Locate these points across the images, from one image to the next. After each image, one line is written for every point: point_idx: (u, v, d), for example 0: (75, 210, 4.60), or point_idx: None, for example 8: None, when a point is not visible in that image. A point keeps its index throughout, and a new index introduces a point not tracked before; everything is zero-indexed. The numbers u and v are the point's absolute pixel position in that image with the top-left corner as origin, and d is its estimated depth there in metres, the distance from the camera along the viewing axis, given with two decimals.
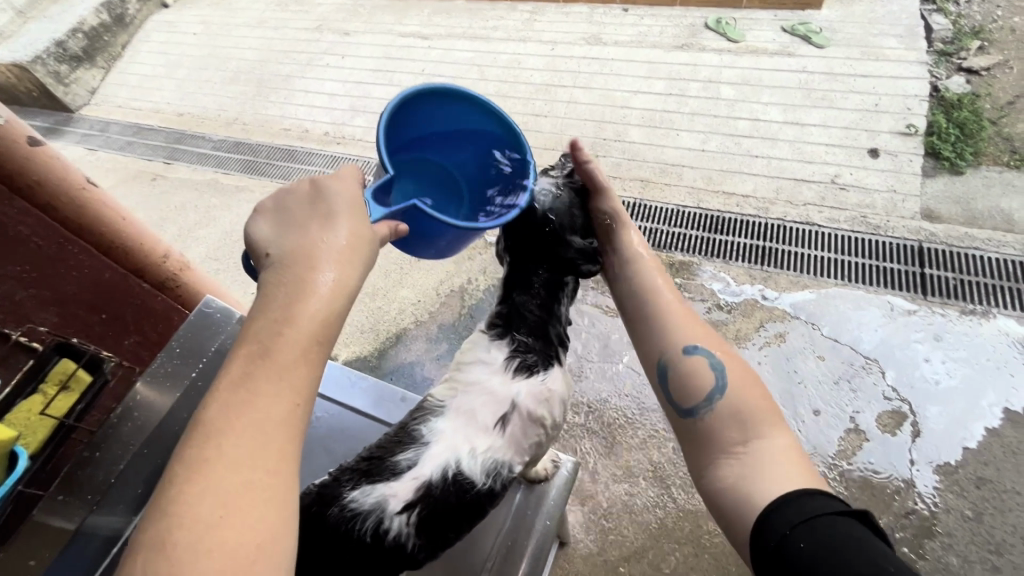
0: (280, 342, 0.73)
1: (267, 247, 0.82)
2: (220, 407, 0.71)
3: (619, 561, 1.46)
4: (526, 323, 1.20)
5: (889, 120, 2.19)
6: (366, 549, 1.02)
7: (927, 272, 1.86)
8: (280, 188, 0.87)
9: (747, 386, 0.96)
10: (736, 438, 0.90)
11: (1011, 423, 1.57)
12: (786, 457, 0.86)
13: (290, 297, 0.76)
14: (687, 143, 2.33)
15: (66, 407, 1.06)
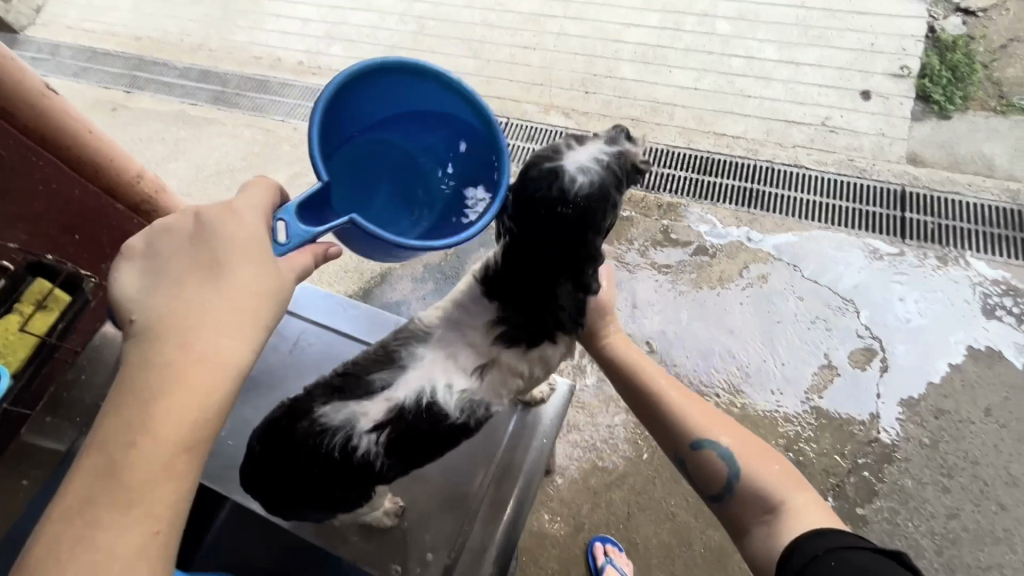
0: (152, 414, 0.70)
1: (133, 310, 0.77)
2: (88, 477, 0.69)
3: (601, 487, 1.54)
4: (527, 302, 1.09)
5: (884, 61, 2.16)
6: (333, 464, 1.02)
7: (907, 215, 1.89)
8: (152, 226, 0.82)
9: (754, 454, 1.02)
10: (760, 510, 0.96)
11: (973, 359, 1.66)
12: (806, 513, 0.92)
13: (161, 367, 0.72)
14: (680, 81, 2.26)
15: (45, 325, 1.17)
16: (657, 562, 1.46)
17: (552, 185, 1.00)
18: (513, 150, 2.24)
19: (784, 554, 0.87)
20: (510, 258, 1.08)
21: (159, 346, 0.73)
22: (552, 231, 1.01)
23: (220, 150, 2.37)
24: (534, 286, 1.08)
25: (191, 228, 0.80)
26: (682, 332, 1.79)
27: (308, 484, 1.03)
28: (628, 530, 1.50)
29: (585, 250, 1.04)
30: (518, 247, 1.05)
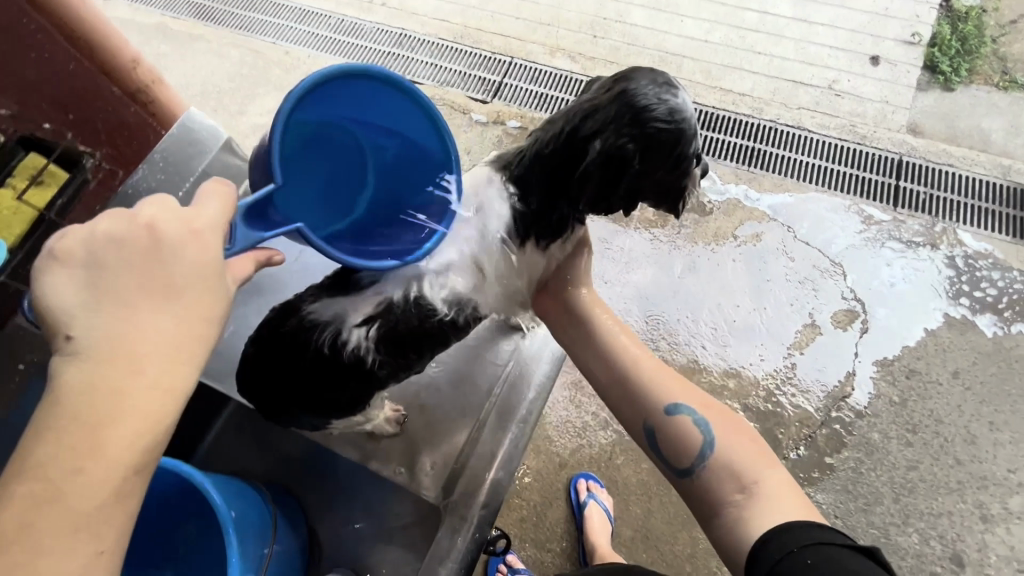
0: (98, 439, 0.64)
1: (71, 324, 0.66)
2: (18, 504, 0.62)
3: (587, 428, 1.58)
4: (546, 162, 1.04)
5: (896, 27, 2.13)
6: (321, 359, 1.03)
7: (901, 184, 1.92)
8: (96, 228, 0.69)
9: (729, 426, 1.05)
10: (732, 485, 0.99)
11: (948, 325, 1.72)
12: (777, 494, 0.96)
13: (102, 410, 0.64)
14: (691, 31, 2.20)
15: (44, 200, 1.15)
16: (635, 499, 1.51)
17: (655, 123, 0.90)
18: (516, 91, 2.17)
19: (757, 548, 0.88)
20: (568, 143, 0.99)
21: (88, 375, 0.65)
22: (619, 124, 0.92)
23: (206, 70, 2.24)
24: (563, 186, 1.03)
25: (147, 242, 0.69)
26: (674, 285, 1.81)
27: (300, 388, 1.06)
28: (609, 469, 1.55)
29: (620, 172, 0.96)
30: (585, 138, 0.97)
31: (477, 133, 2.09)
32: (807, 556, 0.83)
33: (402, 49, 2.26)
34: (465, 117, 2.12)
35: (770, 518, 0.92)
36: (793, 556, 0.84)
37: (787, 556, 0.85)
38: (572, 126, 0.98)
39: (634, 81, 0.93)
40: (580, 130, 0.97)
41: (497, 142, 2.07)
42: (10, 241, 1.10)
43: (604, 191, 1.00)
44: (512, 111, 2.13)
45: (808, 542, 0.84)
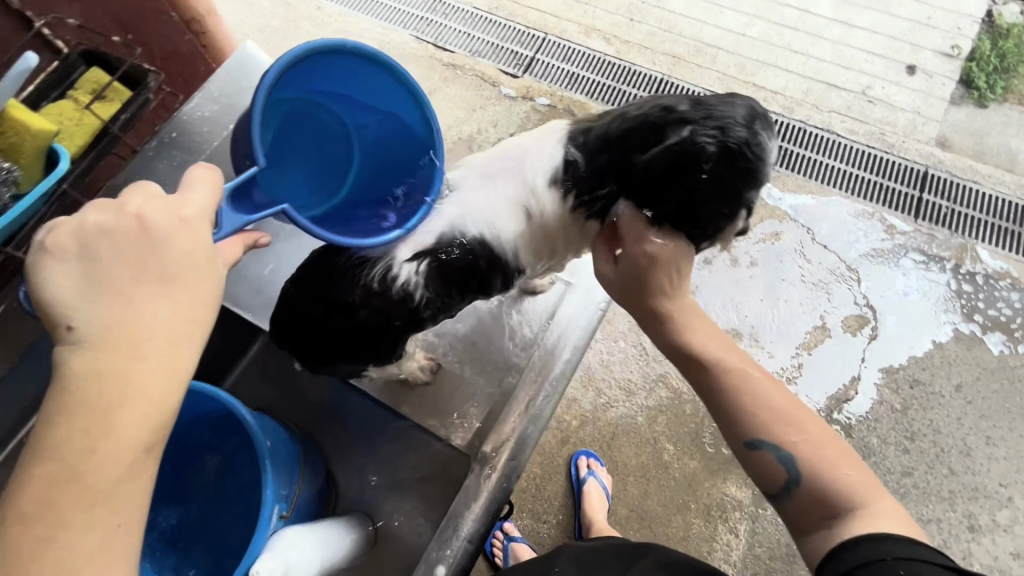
0: (108, 418, 0.64)
1: (71, 311, 0.66)
2: (40, 477, 0.63)
3: (591, 407, 1.60)
4: (630, 127, 1.04)
5: (936, 37, 2.11)
6: (372, 293, 1.05)
7: (924, 197, 1.91)
8: (85, 220, 0.68)
9: (828, 454, 0.91)
10: (825, 517, 0.88)
11: (955, 339, 1.74)
12: (877, 513, 0.85)
13: (108, 396, 0.64)
14: (729, 24, 2.17)
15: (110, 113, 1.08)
16: (633, 480, 1.54)
17: (734, 145, 0.97)
18: (547, 68, 2.15)
19: (843, 549, 0.82)
20: (656, 124, 1.01)
21: (95, 360, 0.65)
22: (717, 125, 0.97)
23: (235, 18, 2.20)
24: (626, 161, 1.04)
25: (136, 234, 0.68)
26: (689, 277, 1.82)
27: (342, 325, 1.06)
28: (610, 449, 1.57)
29: (692, 167, 0.99)
30: (674, 121, 0.99)
31: (505, 106, 2.07)
32: (896, 562, 0.77)
33: (435, 15, 2.23)
34: (493, 89, 2.10)
35: (860, 526, 0.84)
36: (879, 561, 0.78)
37: (875, 560, 0.78)
38: (666, 107, 1.01)
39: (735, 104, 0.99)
40: (678, 112, 1.00)
41: (525, 118, 2.05)
42: (74, 152, 1.05)
43: (659, 187, 1.02)
44: (542, 88, 2.11)
45: (900, 555, 0.78)
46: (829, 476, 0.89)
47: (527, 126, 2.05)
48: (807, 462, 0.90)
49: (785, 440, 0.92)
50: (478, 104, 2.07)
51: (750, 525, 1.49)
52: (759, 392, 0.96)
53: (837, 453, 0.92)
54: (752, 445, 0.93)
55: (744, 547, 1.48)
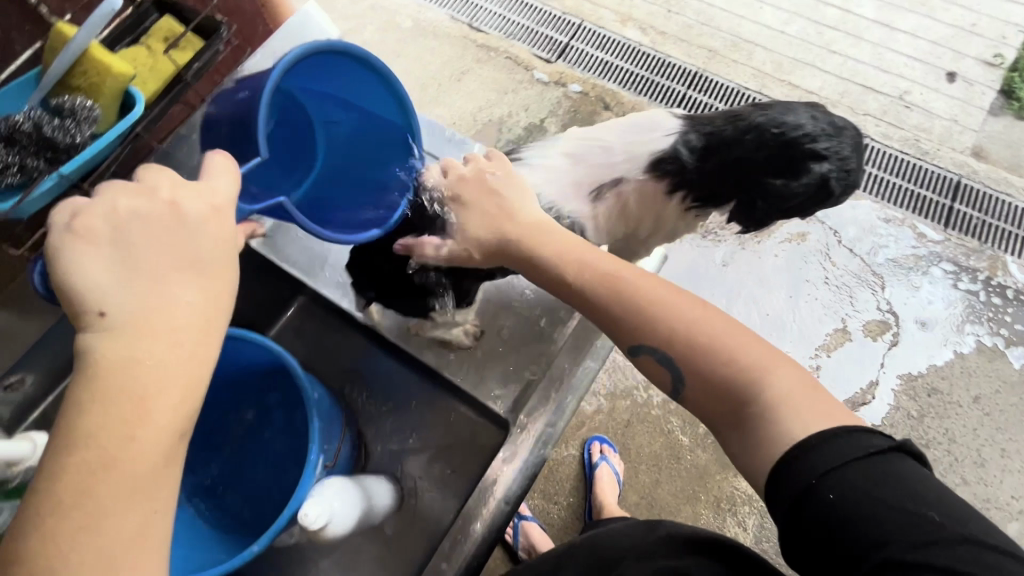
0: (144, 410, 0.59)
1: (100, 299, 0.61)
2: (71, 480, 0.56)
3: (607, 394, 1.61)
4: (771, 146, 1.11)
5: (979, 45, 2.07)
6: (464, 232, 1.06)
7: (955, 206, 1.89)
8: (112, 203, 0.63)
9: (721, 331, 0.80)
10: (734, 408, 0.76)
11: (977, 351, 1.73)
12: (791, 402, 0.71)
13: (140, 386, 0.59)
14: (769, 20, 2.14)
15: (183, 61, 1.04)
16: (645, 468, 1.55)
17: (840, 182, 1.12)
18: (582, 55, 2.13)
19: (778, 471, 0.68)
20: (785, 148, 1.10)
21: (122, 352, 0.60)
22: (848, 163, 1.11)
23: None
24: (740, 172, 1.14)
25: (170, 220, 0.65)
26: (712, 272, 1.82)
27: (419, 265, 1.07)
28: (623, 437, 1.58)
29: (816, 197, 1.15)
30: (801, 150, 1.09)
31: (537, 91, 2.07)
32: (818, 477, 0.65)
33: None
34: (527, 73, 2.09)
35: (775, 429, 0.70)
36: (804, 477, 0.66)
37: (797, 476, 0.66)
38: (808, 131, 1.09)
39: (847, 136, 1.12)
40: (820, 143, 1.09)
41: (556, 104, 2.05)
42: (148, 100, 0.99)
43: (761, 202, 1.17)
44: (575, 75, 2.10)
45: (825, 463, 0.65)
46: (726, 361, 0.77)
47: (558, 112, 2.04)
48: (684, 351, 0.80)
49: (661, 329, 0.81)
50: (510, 87, 2.06)
51: (758, 520, 1.50)
52: (623, 283, 0.86)
53: (721, 326, 0.80)
54: (638, 351, 0.84)
55: (751, 541, 1.49)
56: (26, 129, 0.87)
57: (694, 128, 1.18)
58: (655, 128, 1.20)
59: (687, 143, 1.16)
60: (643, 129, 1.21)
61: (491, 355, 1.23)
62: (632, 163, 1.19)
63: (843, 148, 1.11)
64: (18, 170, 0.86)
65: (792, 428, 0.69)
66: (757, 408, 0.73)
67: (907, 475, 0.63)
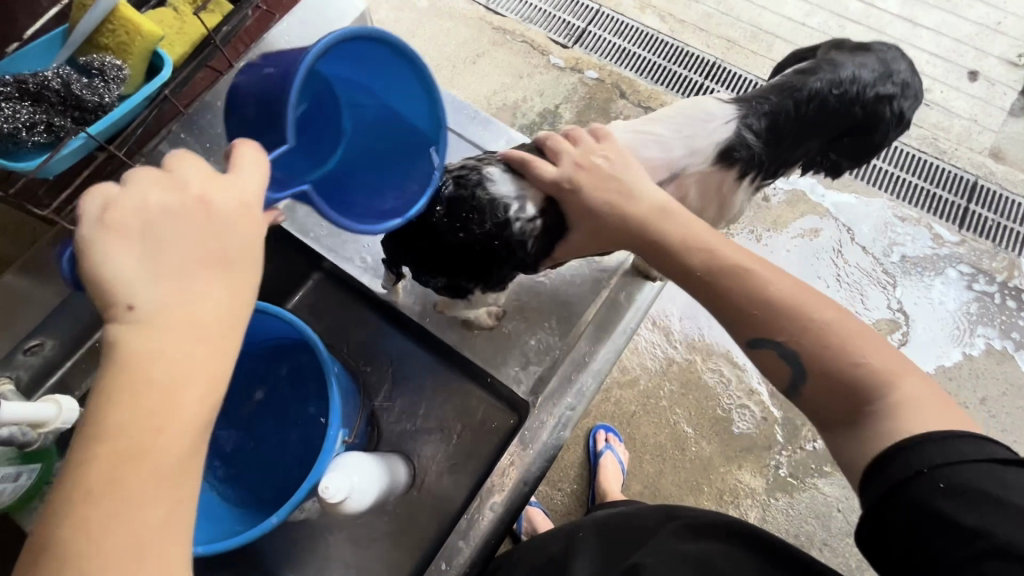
0: (170, 404, 0.57)
1: (128, 293, 0.59)
2: (95, 469, 0.54)
3: (614, 383, 1.61)
4: (832, 107, 1.24)
5: (1002, 44, 2.04)
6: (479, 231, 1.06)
7: (971, 207, 1.88)
8: (143, 194, 0.62)
9: (843, 331, 0.77)
10: (848, 406, 0.74)
11: (986, 353, 1.73)
12: (913, 405, 0.70)
13: (166, 382, 0.58)
14: (790, 11, 2.11)
15: (213, 25, 1.05)
16: (649, 458, 1.56)
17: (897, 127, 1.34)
18: (599, 41, 2.10)
19: (885, 456, 0.68)
20: (847, 107, 1.26)
21: (153, 343, 0.58)
22: (900, 104, 1.30)
23: None
24: (815, 132, 1.28)
25: (200, 213, 0.63)
26: None
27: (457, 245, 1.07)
28: (629, 426, 1.59)
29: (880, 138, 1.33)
30: (865, 100, 1.27)
31: (552, 76, 2.04)
32: (932, 466, 0.64)
33: None
34: (543, 58, 2.06)
35: (892, 422, 0.70)
36: (921, 468, 0.65)
37: (911, 464, 0.66)
38: (862, 88, 1.25)
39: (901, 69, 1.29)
40: (874, 95, 1.27)
41: (572, 90, 2.02)
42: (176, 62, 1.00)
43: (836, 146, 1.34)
44: (592, 61, 2.07)
45: (954, 456, 0.64)
46: (830, 351, 0.76)
47: (573, 98, 2.01)
48: (805, 345, 0.77)
49: (775, 314, 0.80)
50: (525, 72, 2.04)
51: (760, 513, 1.51)
52: (744, 271, 0.84)
53: (831, 320, 0.78)
54: (752, 341, 0.82)
55: None
56: (54, 86, 0.87)
57: (750, 108, 1.20)
58: (713, 116, 1.18)
59: (749, 128, 1.19)
60: (699, 118, 1.18)
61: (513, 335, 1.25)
62: (695, 154, 1.17)
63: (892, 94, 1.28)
64: (45, 128, 0.86)
65: (905, 425, 0.69)
66: (874, 407, 0.72)
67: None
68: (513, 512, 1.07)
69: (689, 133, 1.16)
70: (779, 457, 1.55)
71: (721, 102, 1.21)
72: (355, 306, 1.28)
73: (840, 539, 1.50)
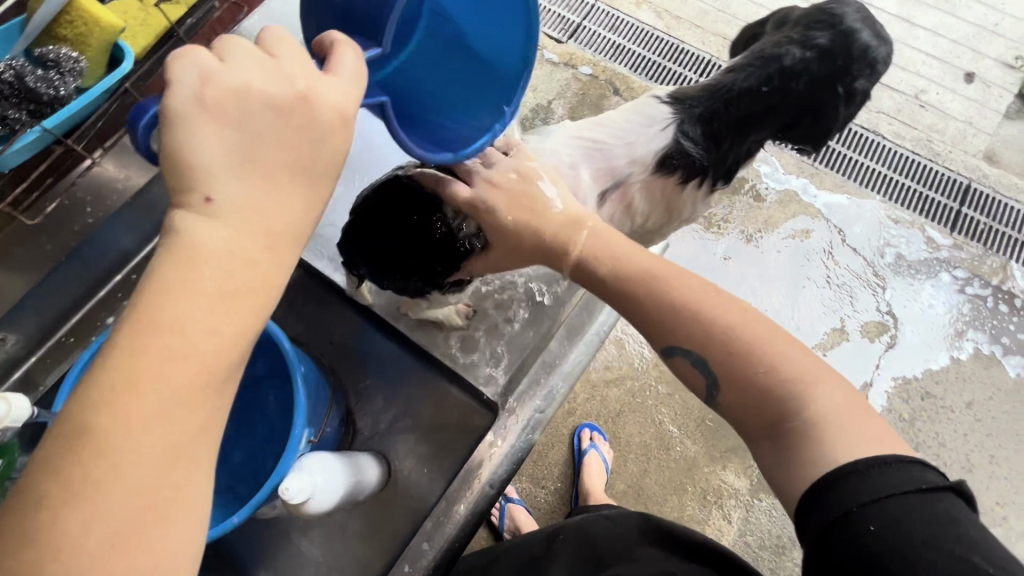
0: (231, 310, 0.53)
1: (208, 181, 0.53)
2: (146, 363, 0.50)
3: (600, 382, 1.61)
4: (764, 98, 1.19)
5: (1000, 46, 2.02)
6: (421, 236, 1.06)
7: (963, 210, 1.87)
8: (238, 68, 0.54)
9: (756, 340, 0.75)
10: (768, 420, 0.74)
11: (973, 357, 1.72)
12: (833, 421, 0.70)
13: (232, 289, 0.53)
14: (786, 10, 2.09)
15: (176, 17, 1.04)
16: (633, 458, 1.56)
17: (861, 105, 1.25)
18: (593, 37, 2.08)
19: (813, 493, 0.67)
20: (782, 97, 1.19)
21: (225, 242, 0.53)
22: (843, 84, 1.19)
23: None
24: (755, 128, 1.23)
25: (299, 112, 0.55)
26: (712, 266, 1.80)
27: (414, 251, 1.07)
28: (614, 425, 1.59)
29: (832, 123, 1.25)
30: (798, 90, 1.19)
31: (545, 72, 2.02)
32: (857, 505, 0.63)
33: None
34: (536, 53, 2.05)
35: (814, 445, 0.69)
36: (845, 506, 0.64)
37: (833, 501, 0.65)
38: (795, 73, 1.17)
39: (860, 38, 1.18)
40: (806, 81, 1.18)
41: (565, 86, 2.00)
42: (137, 54, 0.98)
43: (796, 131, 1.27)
44: (585, 56, 2.05)
45: (874, 493, 0.63)
46: (744, 362, 0.74)
47: (566, 95, 2.00)
48: (714, 356, 0.76)
49: (682, 322, 0.78)
50: None
51: (743, 513, 1.51)
52: (657, 277, 0.82)
53: (739, 324, 0.76)
54: (669, 353, 0.80)
55: (735, 534, 1.50)
56: (6, 78, 0.83)
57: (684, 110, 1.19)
58: (651, 120, 1.18)
59: (686, 134, 1.18)
60: (637, 123, 1.19)
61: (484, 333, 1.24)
62: (636, 162, 1.17)
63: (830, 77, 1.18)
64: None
65: (827, 451, 0.68)
66: (794, 424, 0.71)
67: (952, 513, 0.61)
68: (480, 512, 1.08)
69: (628, 139, 1.17)
70: None
71: (658, 104, 1.21)
72: (338, 301, 1.28)
73: None
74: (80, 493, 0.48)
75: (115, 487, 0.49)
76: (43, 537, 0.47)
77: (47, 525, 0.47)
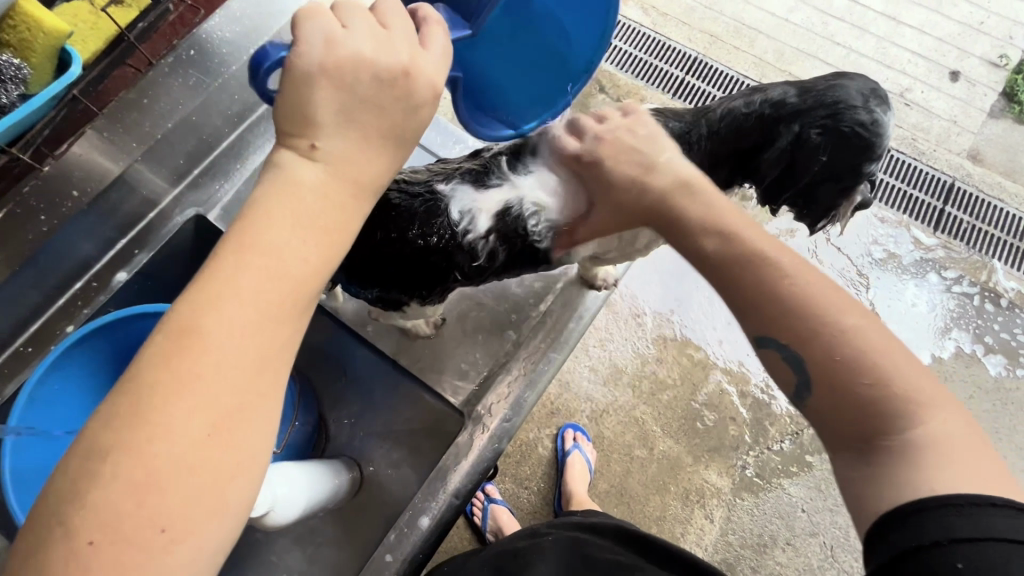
0: (321, 238, 0.55)
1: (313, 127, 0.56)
2: (249, 275, 0.52)
3: (584, 383, 1.61)
4: (738, 128, 1.06)
5: (985, 44, 2.02)
6: (411, 250, 1.04)
7: (946, 210, 1.87)
8: (346, 33, 0.56)
9: (883, 349, 0.66)
10: (864, 431, 0.65)
11: (954, 356, 1.74)
12: (936, 450, 0.62)
13: (324, 217, 0.56)
14: (773, 7, 2.08)
15: (127, 21, 0.94)
16: (616, 458, 1.56)
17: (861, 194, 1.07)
18: None
19: (897, 517, 0.60)
20: (758, 131, 1.05)
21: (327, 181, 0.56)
22: (835, 128, 0.97)
23: None
24: (731, 160, 1.10)
25: (396, 76, 0.56)
26: None
27: (399, 262, 1.05)
28: (597, 425, 1.58)
29: (824, 172, 1.03)
30: (777, 122, 1.02)
31: None
32: (948, 538, 0.56)
33: None
34: None
35: (913, 469, 0.61)
36: (949, 538, 0.56)
37: (931, 529, 0.57)
38: (773, 103, 1.02)
39: (863, 110, 0.96)
40: (786, 111, 1.01)
41: None
42: (85, 62, 0.90)
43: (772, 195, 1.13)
44: None
45: (998, 533, 0.55)
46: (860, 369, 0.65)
47: None
48: (819, 355, 0.67)
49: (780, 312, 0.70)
50: None
51: (725, 512, 1.52)
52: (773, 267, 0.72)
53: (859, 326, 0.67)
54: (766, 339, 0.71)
55: (716, 533, 1.51)
56: None
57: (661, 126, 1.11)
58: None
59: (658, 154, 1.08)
60: None
61: (455, 344, 1.29)
62: None
63: (809, 115, 0.99)
64: None
65: (936, 477, 0.60)
66: (897, 442, 0.63)
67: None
68: (445, 522, 1.09)
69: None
70: (745, 457, 1.56)
71: None
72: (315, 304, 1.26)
73: (802, 540, 1.51)
74: (181, 384, 0.49)
75: (211, 387, 0.50)
76: (143, 420, 0.48)
77: (146, 409, 0.48)
